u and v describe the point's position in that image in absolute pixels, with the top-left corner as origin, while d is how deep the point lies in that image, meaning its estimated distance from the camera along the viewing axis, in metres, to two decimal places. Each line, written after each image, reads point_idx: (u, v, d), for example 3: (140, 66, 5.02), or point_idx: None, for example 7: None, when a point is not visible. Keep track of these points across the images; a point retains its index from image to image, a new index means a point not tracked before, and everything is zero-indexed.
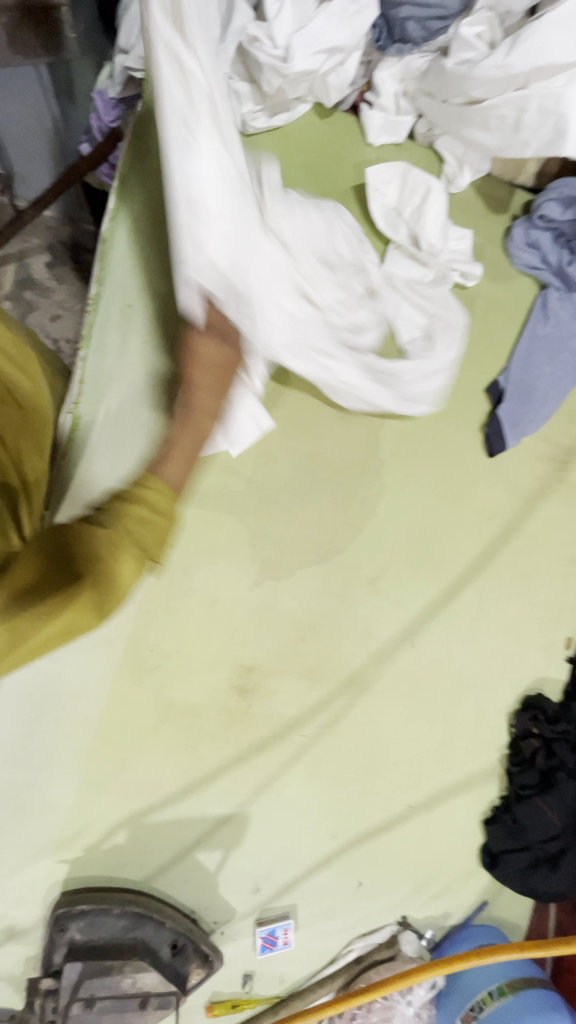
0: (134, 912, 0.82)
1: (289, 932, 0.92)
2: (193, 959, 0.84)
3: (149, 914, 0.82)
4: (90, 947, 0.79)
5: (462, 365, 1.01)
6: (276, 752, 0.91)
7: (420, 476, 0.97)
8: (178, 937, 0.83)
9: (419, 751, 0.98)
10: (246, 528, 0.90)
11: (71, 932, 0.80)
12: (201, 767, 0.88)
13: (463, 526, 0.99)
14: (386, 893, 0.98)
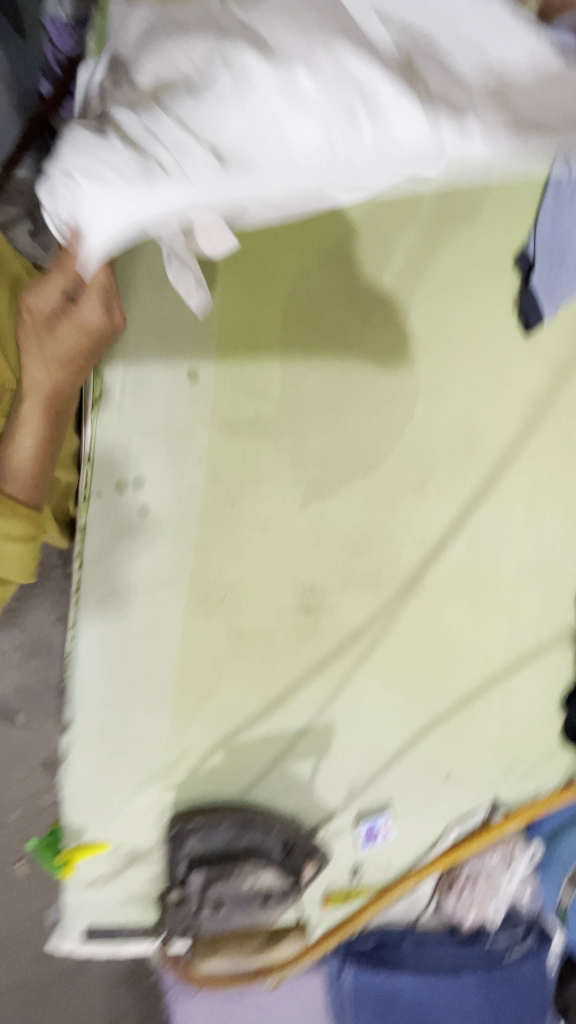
0: (241, 821, 0.88)
1: (388, 822, 0.98)
2: (304, 856, 0.91)
3: (255, 821, 0.89)
4: (208, 856, 0.87)
5: (488, 238, 0.91)
6: (348, 660, 0.95)
7: (456, 367, 0.92)
8: (287, 838, 0.90)
9: (488, 642, 1.01)
10: (285, 451, 0.88)
11: (188, 846, 0.87)
12: (281, 684, 0.92)
13: (506, 413, 0.95)
14: (475, 780, 1.02)
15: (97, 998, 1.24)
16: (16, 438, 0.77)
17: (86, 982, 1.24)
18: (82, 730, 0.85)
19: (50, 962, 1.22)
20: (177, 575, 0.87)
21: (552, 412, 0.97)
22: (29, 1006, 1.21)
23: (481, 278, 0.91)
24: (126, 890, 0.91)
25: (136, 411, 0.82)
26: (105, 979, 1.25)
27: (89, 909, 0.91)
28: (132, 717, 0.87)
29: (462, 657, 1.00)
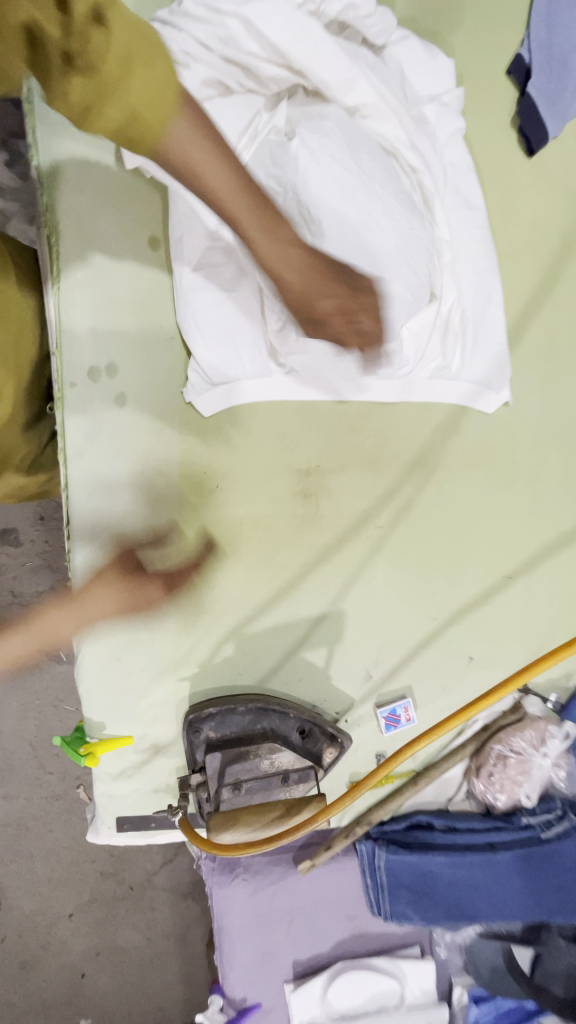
0: (256, 707, 0.87)
1: (410, 709, 0.95)
2: (322, 739, 0.89)
3: (270, 706, 0.87)
4: (225, 740, 0.86)
5: (474, 48, 0.79)
6: (355, 547, 0.91)
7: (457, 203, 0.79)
8: (305, 723, 0.88)
9: (508, 518, 0.93)
10: None
11: (205, 731, 0.86)
12: (286, 574, 0.90)
13: (511, 257, 0.84)
14: (501, 663, 0.97)
15: (164, 909, 1.28)
16: None
17: (154, 898, 1.28)
18: (90, 625, 0.86)
19: (117, 881, 1.26)
20: (164, 465, 0.84)
21: (564, 251, 0.85)
22: (104, 920, 1.26)
23: (469, 97, 0.80)
24: (153, 782, 0.93)
25: (93, 294, 0.77)
26: (174, 893, 1.28)
27: (120, 801, 0.93)
28: (138, 611, 0.87)
29: (482, 538, 0.93)
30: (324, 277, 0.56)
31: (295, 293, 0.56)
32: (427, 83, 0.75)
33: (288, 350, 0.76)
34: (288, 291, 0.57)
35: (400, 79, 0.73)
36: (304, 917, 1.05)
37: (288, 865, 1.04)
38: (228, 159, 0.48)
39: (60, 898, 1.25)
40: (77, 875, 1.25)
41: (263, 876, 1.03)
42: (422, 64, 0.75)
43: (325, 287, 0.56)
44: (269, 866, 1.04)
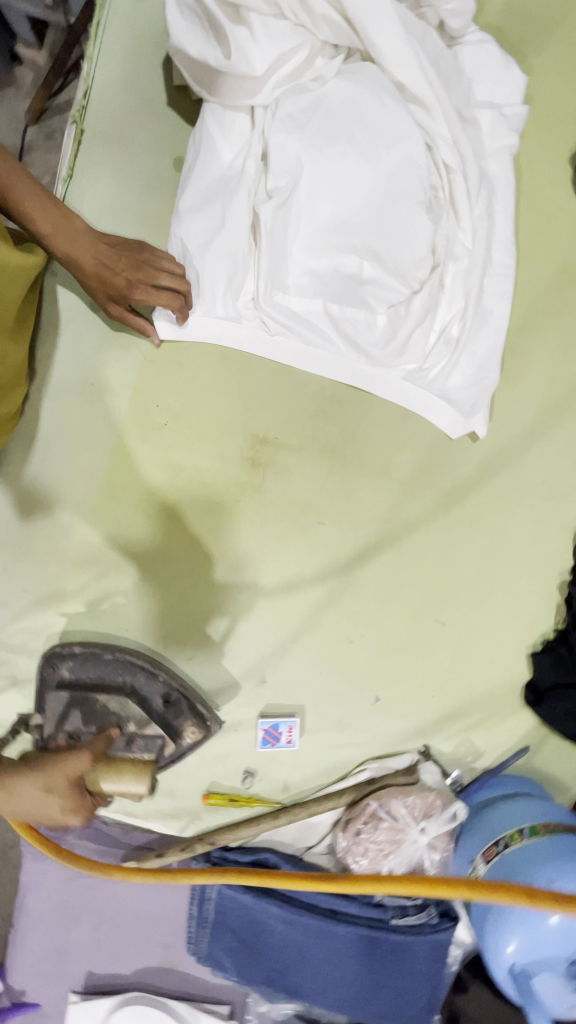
0: (125, 657, 0.80)
1: (294, 731, 0.85)
2: (188, 716, 0.81)
3: (142, 663, 0.80)
4: (80, 684, 0.80)
5: (553, 79, 0.78)
6: (289, 536, 0.84)
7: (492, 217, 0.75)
8: (171, 692, 0.81)
9: (458, 562, 0.85)
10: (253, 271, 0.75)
11: (62, 671, 0.80)
12: (208, 542, 0.83)
13: (534, 292, 0.80)
14: (408, 715, 0.88)
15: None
16: None
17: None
18: None
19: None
20: (117, 386, 0.80)
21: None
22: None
23: (533, 120, 0.78)
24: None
25: (98, 189, 0.74)
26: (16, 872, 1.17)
27: None
28: (43, 527, 0.81)
29: (425, 573, 0.85)
30: (120, 257, 0.70)
31: (92, 272, 0.69)
32: (491, 94, 0.74)
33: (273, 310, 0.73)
34: (85, 273, 0.70)
35: (462, 80, 0.72)
36: (114, 926, 0.93)
37: (114, 861, 0.93)
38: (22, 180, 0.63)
39: None
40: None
41: (86, 864, 0.92)
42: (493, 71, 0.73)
43: (119, 264, 0.69)
44: (95, 856, 0.93)
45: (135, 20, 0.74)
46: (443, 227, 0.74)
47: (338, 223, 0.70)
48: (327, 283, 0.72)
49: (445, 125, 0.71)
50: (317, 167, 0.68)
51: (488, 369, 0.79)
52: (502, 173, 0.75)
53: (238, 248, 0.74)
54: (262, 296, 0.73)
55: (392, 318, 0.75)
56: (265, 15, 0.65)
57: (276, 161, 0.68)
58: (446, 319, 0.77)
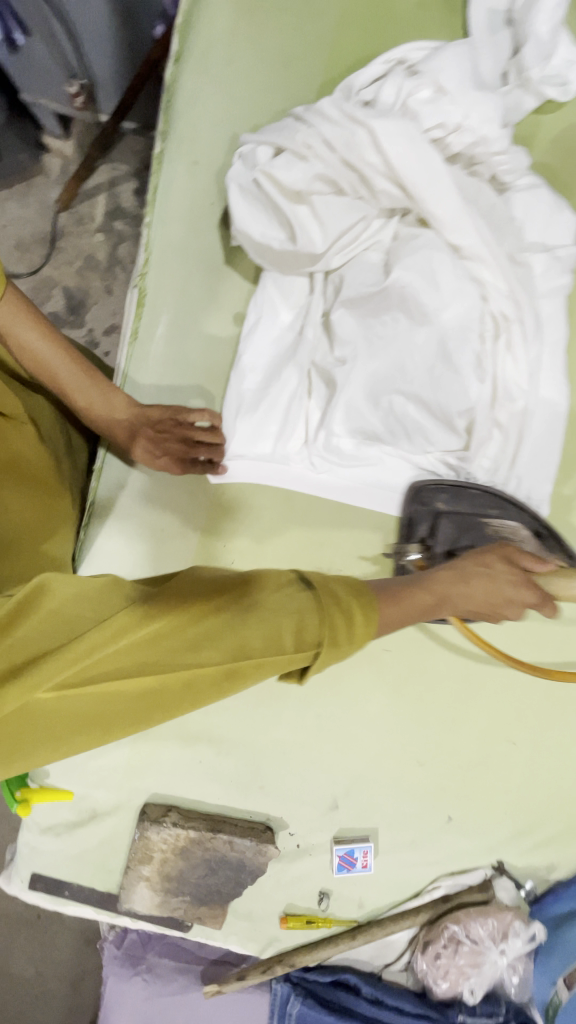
0: (495, 496, 0.75)
1: (368, 856, 0.86)
2: (556, 549, 0.74)
3: (509, 503, 0.75)
4: (454, 498, 0.75)
5: None
6: (354, 661, 0.85)
7: (547, 359, 0.76)
8: (541, 528, 0.75)
9: (525, 681, 0.86)
10: (307, 416, 0.76)
11: (434, 502, 0.75)
12: (276, 674, 0.85)
13: None
14: (479, 832, 0.88)
15: (62, 951, 1.29)
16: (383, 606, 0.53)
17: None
18: None
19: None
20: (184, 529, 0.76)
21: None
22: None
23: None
24: (80, 848, 0.86)
25: (159, 350, 0.74)
26: (79, 933, 1.29)
27: (40, 857, 0.86)
28: None
29: (493, 695, 0.86)
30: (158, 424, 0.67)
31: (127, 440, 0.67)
32: (544, 234, 0.75)
33: (327, 453, 0.75)
34: (120, 442, 0.67)
35: (515, 226, 0.74)
36: None
37: (193, 979, 0.94)
38: (57, 353, 0.62)
39: None
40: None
41: (164, 983, 0.94)
42: (546, 214, 0.75)
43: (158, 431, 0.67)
44: (173, 974, 0.94)
45: (192, 182, 0.75)
46: (500, 369, 0.75)
47: (393, 377, 0.72)
48: (378, 434, 0.75)
49: (499, 276, 0.72)
50: (375, 333, 0.71)
51: (542, 498, 0.77)
52: (555, 312, 0.76)
53: (289, 400, 0.75)
54: (318, 446, 0.75)
55: (444, 462, 0.77)
56: (326, 194, 0.67)
57: (340, 330, 0.71)
58: (503, 453, 0.77)
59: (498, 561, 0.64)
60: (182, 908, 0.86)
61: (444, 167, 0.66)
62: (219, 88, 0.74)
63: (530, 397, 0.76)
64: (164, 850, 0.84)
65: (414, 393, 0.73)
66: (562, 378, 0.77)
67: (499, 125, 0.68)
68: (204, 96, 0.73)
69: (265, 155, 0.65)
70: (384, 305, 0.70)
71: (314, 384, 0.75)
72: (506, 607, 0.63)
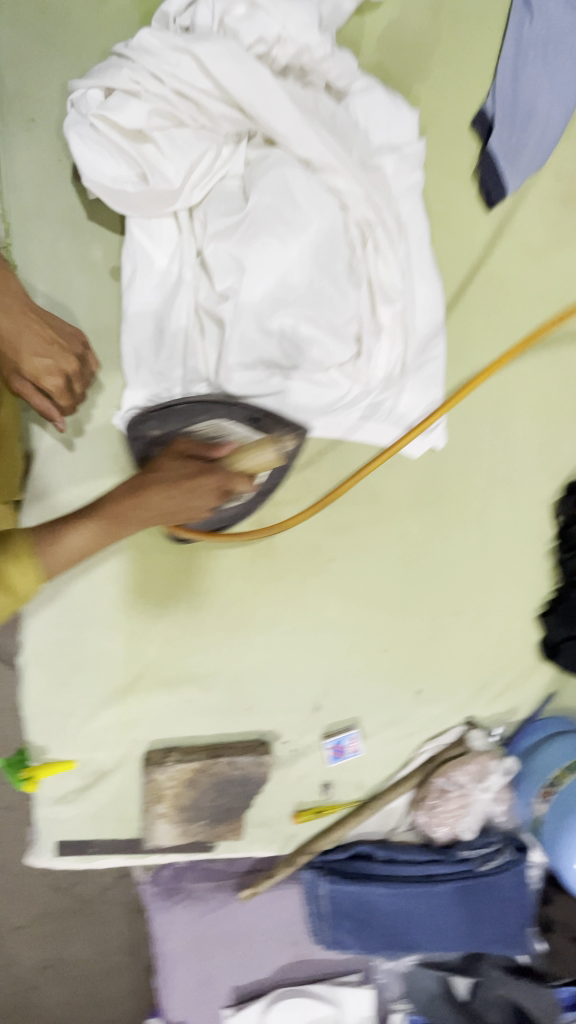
0: (199, 400, 0.75)
1: (356, 740, 0.96)
2: (279, 427, 0.78)
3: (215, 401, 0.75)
4: (164, 417, 0.75)
5: (435, 104, 0.83)
6: (306, 575, 0.92)
7: (416, 256, 0.81)
8: (257, 414, 0.77)
9: (458, 557, 0.95)
10: (206, 353, 0.78)
11: (148, 431, 0.76)
12: (238, 605, 0.91)
13: (469, 305, 0.86)
14: (446, 696, 0.99)
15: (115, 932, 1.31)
16: (51, 546, 0.61)
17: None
18: (36, 645, 0.87)
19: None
20: (116, 489, 0.80)
21: (512, 291, 0.87)
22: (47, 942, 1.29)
23: (430, 148, 0.84)
24: (95, 807, 0.91)
25: None
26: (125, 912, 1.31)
27: (60, 825, 0.91)
28: (88, 633, 0.88)
29: (433, 577, 0.95)
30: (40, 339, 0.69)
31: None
32: (388, 135, 0.79)
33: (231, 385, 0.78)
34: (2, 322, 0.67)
35: (359, 133, 0.77)
36: (245, 944, 1.04)
37: (230, 892, 1.03)
38: None
39: (14, 914, 1.26)
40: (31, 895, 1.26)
41: (206, 903, 1.03)
42: (388, 116, 0.79)
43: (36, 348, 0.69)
44: (212, 893, 1.03)
45: (34, 143, 0.75)
46: (375, 274, 0.79)
47: (276, 299, 0.76)
48: (275, 358, 0.79)
49: (354, 184, 0.75)
50: (249, 260, 0.74)
51: (433, 388, 0.85)
52: (414, 210, 0.81)
53: (183, 344, 0.77)
54: (222, 385, 0.78)
55: (347, 376, 0.81)
56: (167, 127, 0.67)
57: (217, 266, 0.74)
58: (397, 353, 0.82)
59: (168, 467, 0.69)
60: (203, 832, 0.93)
61: (276, 82, 0.68)
62: (41, 43, 0.73)
63: (408, 294, 0.80)
64: (173, 786, 0.90)
65: (299, 311, 0.76)
66: (432, 273, 0.82)
67: (320, 34, 0.71)
68: (26, 55, 0.73)
69: (97, 101, 0.65)
70: (250, 234, 0.73)
71: (205, 321, 0.77)
72: (197, 504, 0.70)
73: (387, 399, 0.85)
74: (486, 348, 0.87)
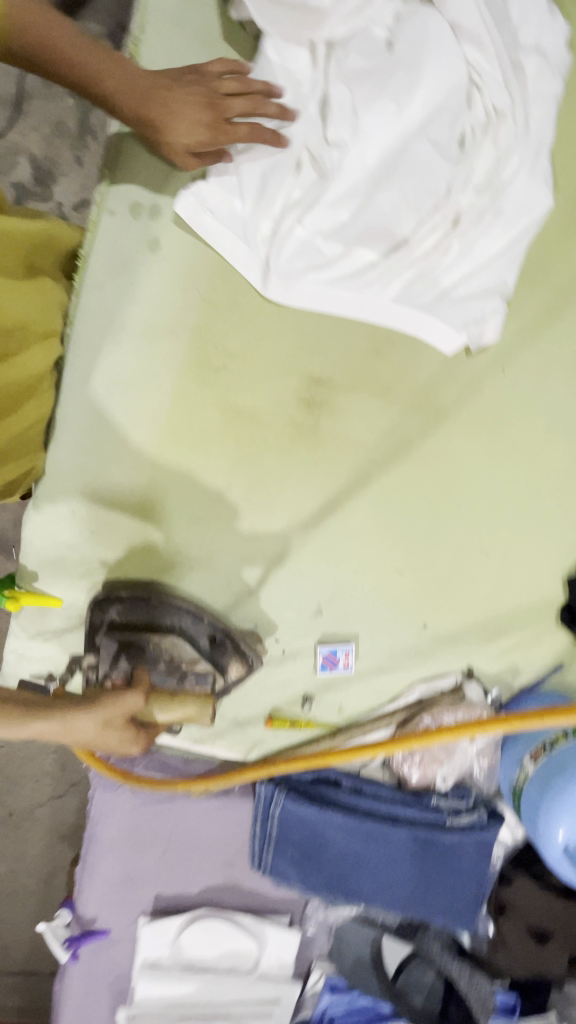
0: (166, 600, 0.85)
1: (350, 656, 0.91)
2: (231, 653, 0.87)
3: (173, 604, 0.86)
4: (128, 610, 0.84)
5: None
6: (340, 474, 0.88)
7: (538, 156, 0.80)
8: (216, 632, 0.86)
9: (500, 494, 0.91)
10: (299, 200, 0.77)
11: (111, 613, 0.84)
12: (264, 484, 0.87)
13: (569, 233, 0.87)
14: (452, 638, 0.95)
15: (38, 845, 1.23)
16: (47, 718, 0.64)
17: (32, 825, 1.22)
18: (53, 469, 0.83)
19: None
20: (179, 319, 0.81)
21: None
22: None
23: None
24: (68, 653, 0.88)
25: None
26: (52, 830, 1.23)
27: (27, 663, 0.87)
28: (106, 472, 0.84)
29: (476, 505, 0.91)
30: (188, 107, 0.69)
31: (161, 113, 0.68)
32: (537, 38, 0.78)
33: (314, 235, 0.78)
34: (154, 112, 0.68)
35: (509, 22, 0.77)
36: (179, 850, 1.00)
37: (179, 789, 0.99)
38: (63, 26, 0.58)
39: None
40: None
41: (151, 795, 0.98)
42: (535, 16, 0.78)
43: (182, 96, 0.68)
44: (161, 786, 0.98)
45: None
46: (487, 166, 0.79)
47: (386, 167, 0.77)
48: (362, 226, 0.79)
49: (489, 68, 0.76)
50: (366, 124, 0.75)
51: (495, 296, 0.82)
52: (543, 116, 0.79)
53: (270, 173, 0.77)
54: (303, 231, 0.78)
55: (431, 258, 0.81)
56: None
57: (337, 109, 0.75)
58: (472, 250, 0.81)
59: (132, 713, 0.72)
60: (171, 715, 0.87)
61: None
62: None
63: (496, 193, 0.79)
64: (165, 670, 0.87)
65: (403, 182, 0.77)
66: (548, 176, 0.80)
67: None
68: None
69: None
70: (381, 85, 0.74)
71: (305, 164, 0.77)
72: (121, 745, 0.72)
73: (461, 299, 0.82)
74: (568, 279, 0.87)
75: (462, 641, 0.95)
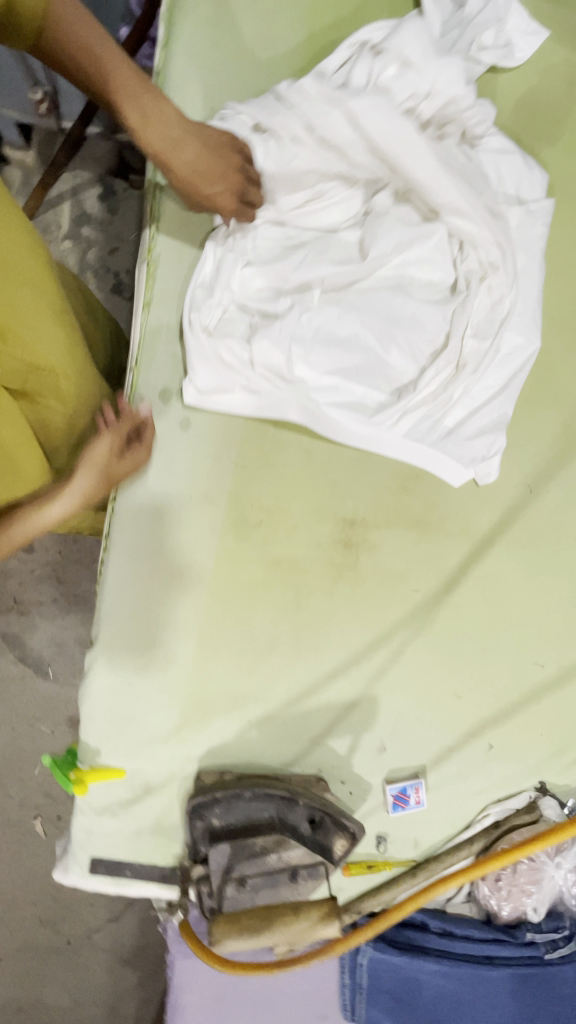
0: (264, 792, 0.82)
1: (421, 791, 0.89)
2: (334, 831, 0.83)
3: (278, 793, 0.82)
4: (229, 825, 0.81)
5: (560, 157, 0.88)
6: (386, 607, 0.88)
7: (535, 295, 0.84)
8: (315, 814, 0.82)
9: (546, 607, 0.91)
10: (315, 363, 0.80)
11: (209, 818, 0.81)
12: (311, 629, 0.87)
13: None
14: (520, 757, 0.92)
15: (100, 970, 1.25)
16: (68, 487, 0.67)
17: (91, 950, 1.25)
18: (107, 642, 0.83)
19: (55, 930, 1.25)
20: (214, 486, 0.84)
21: None
22: (31, 973, 1.24)
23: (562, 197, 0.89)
24: (136, 823, 0.86)
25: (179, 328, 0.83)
26: (112, 953, 1.25)
27: (98, 840, 0.86)
28: (157, 639, 0.84)
29: (525, 620, 0.91)
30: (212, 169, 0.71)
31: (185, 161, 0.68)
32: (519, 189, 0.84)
33: (331, 395, 0.81)
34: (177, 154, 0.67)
35: (489, 182, 0.82)
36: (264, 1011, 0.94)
37: None
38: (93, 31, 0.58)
39: None
40: (13, 919, 1.25)
41: None
42: (516, 170, 0.84)
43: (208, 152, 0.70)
44: None
45: None
46: (489, 306, 0.83)
47: (393, 324, 0.81)
48: (379, 379, 0.82)
49: (479, 222, 0.80)
50: (366, 299, 0.81)
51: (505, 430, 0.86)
52: (530, 260, 0.84)
53: (292, 343, 0.79)
54: (322, 392, 0.81)
55: (448, 396, 0.83)
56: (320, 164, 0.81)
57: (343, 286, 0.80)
58: (473, 392, 0.85)
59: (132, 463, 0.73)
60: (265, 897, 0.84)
61: (418, 136, 0.79)
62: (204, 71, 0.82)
63: (496, 337, 0.82)
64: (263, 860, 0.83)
65: (411, 336, 0.82)
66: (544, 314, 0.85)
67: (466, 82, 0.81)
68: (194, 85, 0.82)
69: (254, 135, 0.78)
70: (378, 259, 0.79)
71: (315, 328, 0.79)
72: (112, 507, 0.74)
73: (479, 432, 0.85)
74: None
75: (531, 759, 0.92)
